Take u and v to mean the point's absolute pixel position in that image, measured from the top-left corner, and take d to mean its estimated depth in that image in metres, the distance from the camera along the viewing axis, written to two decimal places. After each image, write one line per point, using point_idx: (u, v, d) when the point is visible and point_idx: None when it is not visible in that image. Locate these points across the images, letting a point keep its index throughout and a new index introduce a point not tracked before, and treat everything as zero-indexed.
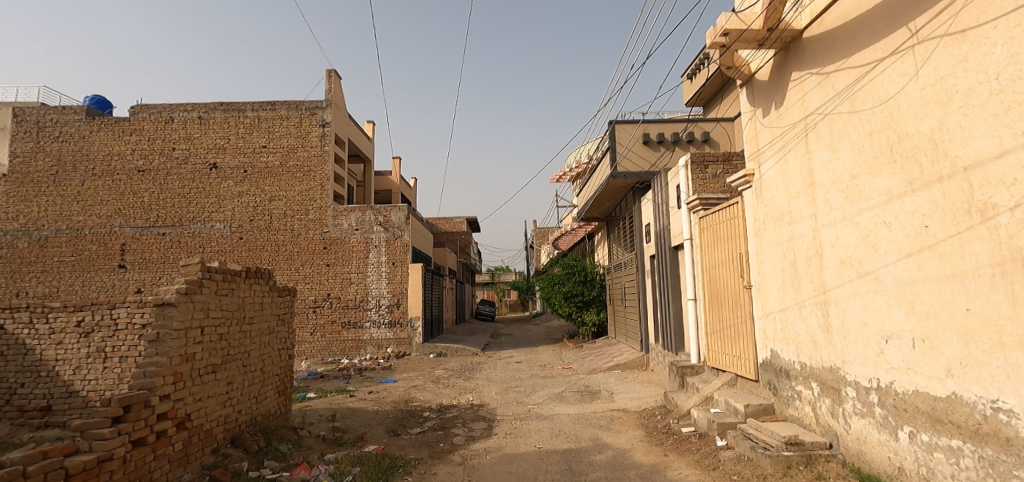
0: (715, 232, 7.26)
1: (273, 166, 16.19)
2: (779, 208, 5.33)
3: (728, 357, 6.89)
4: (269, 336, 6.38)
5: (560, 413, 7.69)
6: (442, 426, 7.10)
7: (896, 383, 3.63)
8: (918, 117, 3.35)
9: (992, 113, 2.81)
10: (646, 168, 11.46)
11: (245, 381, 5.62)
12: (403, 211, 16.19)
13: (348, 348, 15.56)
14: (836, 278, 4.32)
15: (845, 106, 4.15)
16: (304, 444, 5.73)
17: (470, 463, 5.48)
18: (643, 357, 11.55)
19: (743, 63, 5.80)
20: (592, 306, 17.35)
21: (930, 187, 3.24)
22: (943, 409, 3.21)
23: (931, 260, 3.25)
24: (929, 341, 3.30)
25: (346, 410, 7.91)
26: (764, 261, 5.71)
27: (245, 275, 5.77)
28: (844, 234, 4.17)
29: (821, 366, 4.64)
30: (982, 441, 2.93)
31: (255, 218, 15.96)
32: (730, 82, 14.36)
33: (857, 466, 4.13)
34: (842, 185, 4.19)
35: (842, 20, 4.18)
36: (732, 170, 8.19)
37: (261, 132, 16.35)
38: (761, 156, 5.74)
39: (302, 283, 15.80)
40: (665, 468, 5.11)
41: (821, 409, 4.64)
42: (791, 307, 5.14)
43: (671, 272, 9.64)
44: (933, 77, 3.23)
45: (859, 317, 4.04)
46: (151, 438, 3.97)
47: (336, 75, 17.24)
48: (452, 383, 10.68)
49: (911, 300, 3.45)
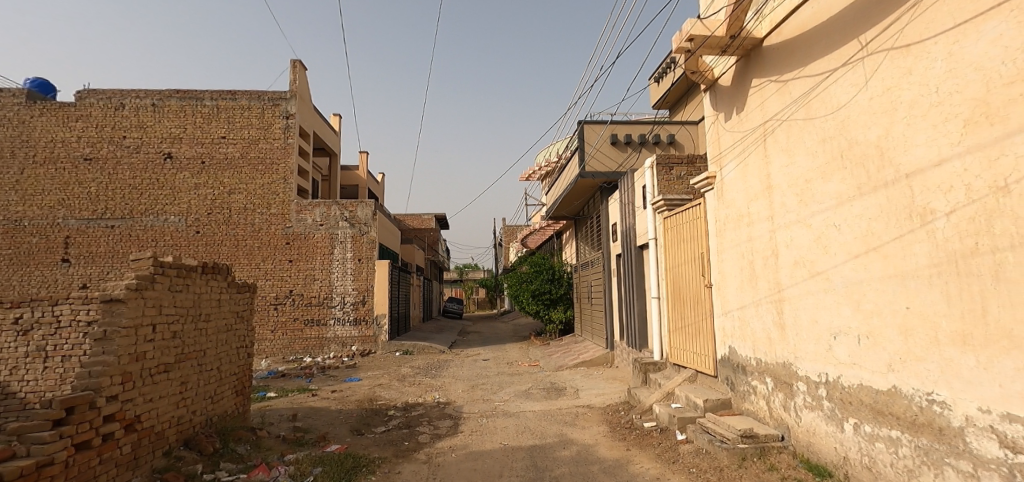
0: (679, 232, 7.45)
1: (232, 158, 15.64)
2: (738, 210, 5.52)
3: (689, 354, 7.08)
4: (226, 334, 6.12)
5: (526, 410, 7.75)
6: (407, 424, 7.04)
7: (842, 377, 3.83)
8: (866, 126, 3.53)
9: (932, 123, 2.99)
10: (614, 169, 11.65)
11: (199, 380, 5.41)
12: (369, 206, 15.87)
13: (311, 346, 15.19)
14: (790, 278, 4.51)
15: (801, 113, 4.32)
16: (264, 446, 5.59)
17: (435, 461, 5.45)
18: (608, 355, 11.80)
19: (707, 68, 5.98)
20: (560, 304, 17.50)
21: (876, 192, 3.42)
22: (884, 401, 3.40)
23: (876, 262, 3.43)
24: (873, 337, 3.49)
25: (307, 409, 7.74)
26: (724, 261, 5.91)
27: (201, 270, 5.55)
28: (798, 235, 4.36)
29: (775, 362, 4.83)
30: (918, 431, 3.13)
31: (212, 212, 15.40)
32: (695, 87, 14.76)
33: (806, 456, 4.32)
34: (797, 188, 4.37)
35: (800, 30, 4.36)
36: (695, 172, 8.41)
37: (220, 122, 15.76)
38: (722, 159, 5.92)
39: (263, 280, 15.33)
40: (628, 462, 5.23)
41: (774, 403, 4.84)
42: (748, 305, 5.34)
43: (636, 271, 9.86)
44: (881, 87, 3.40)
45: (810, 315, 4.23)
46: (96, 442, 3.79)
47: (302, 65, 16.76)
48: (418, 381, 10.60)
49: (858, 299, 3.64)
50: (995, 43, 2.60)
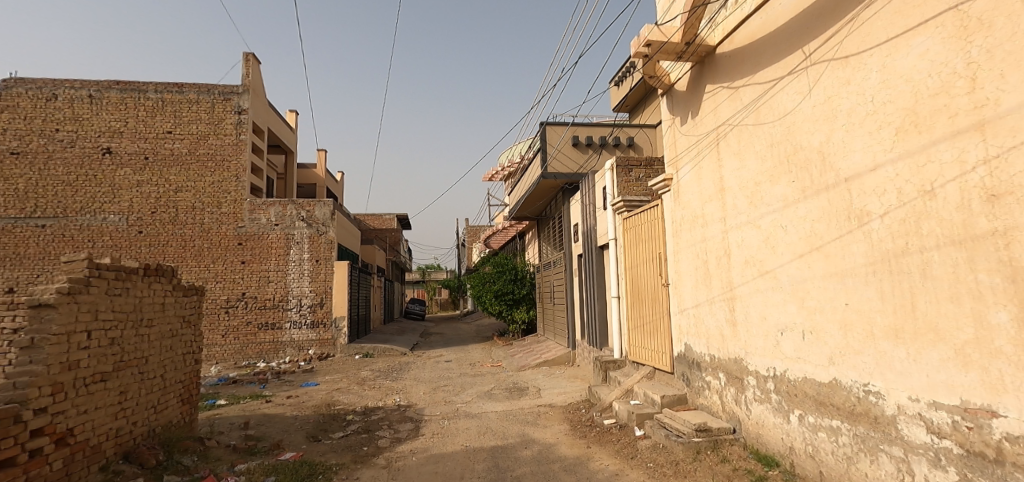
0: (637, 233, 7.63)
1: (179, 154, 14.90)
2: (693, 211, 5.69)
3: (647, 351, 7.25)
4: (171, 340, 5.81)
5: (488, 411, 7.74)
6: (366, 429, 6.89)
7: (789, 371, 4.00)
8: (810, 132, 3.71)
9: (868, 131, 3.17)
10: (575, 170, 11.81)
11: (141, 389, 5.12)
12: (327, 206, 15.45)
13: (266, 351, 14.64)
14: (741, 277, 4.69)
15: (751, 119, 4.50)
16: (212, 456, 5.35)
17: (395, 466, 5.36)
18: (570, 354, 11.95)
19: (664, 73, 6.14)
20: (523, 304, 17.56)
21: (819, 195, 3.61)
22: (826, 393, 3.59)
23: (818, 261, 3.62)
24: (816, 333, 3.67)
25: (261, 416, 7.45)
26: (680, 260, 6.08)
27: (143, 273, 5.26)
28: (749, 236, 4.54)
29: (727, 358, 5.02)
30: (856, 420, 3.31)
31: (157, 210, 14.62)
32: (653, 91, 15.15)
33: (756, 448, 4.50)
34: (747, 191, 4.55)
35: (750, 39, 4.55)
36: (653, 174, 8.64)
37: (165, 116, 14.98)
38: (678, 162, 6.10)
39: (213, 282, 14.67)
40: (588, 459, 5.31)
41: (726, 397, 5.02)
42: (703, 303, 5.52)
43: (597, 271, 10.03)
44: (823, 96, 3.59)
45: (759, 312, 4.41)
46: (23, 458, 3.53)
47: (255, 58, 16.16)
48: (379, 384, 10.41)
49: (802, 296, 3.82)
50: (923, 57, 2.79)
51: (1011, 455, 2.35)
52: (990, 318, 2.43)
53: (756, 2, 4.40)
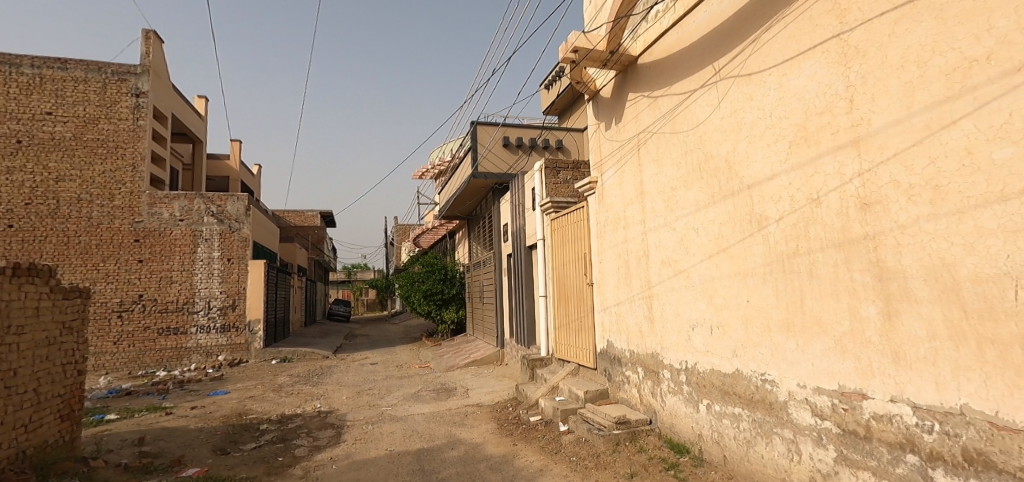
0: (564, 234, 7.83)
1: (61, 138, 13.25)
2: (616, 213, 5.94)
3: (572, 348, 7.46)
4: (48, 349, 5.15)
5: (415, 413, 7.59)
6: (282, 437, 6.53)
7: (699, 363, 4.29)
8: (719, 141, 3.99)
9: (767, 143, 3.47)
10: (505, 170, 11.91)
11: (7, 406, 4.49)
12: (242, 201, 14.49)
13: (167, 358, 13.37)
14: (658, 276, 4.96)
15: (668, 127, 4.77)
16: (98, 478, 4.82)
17: (313, 476, 5.11)
18: (498, 353, 12.02)
19: (590, 79, 6.37)
20: (452, 304, 17.43)
21: (726, 200, 3.90)
22: (730, 383, 3.88)
23: (725, 261, 3.91)
24: (722, 327, 3.97)
25: (160, 430, 6.80)
26: (604, 260, 6.32)
27: (11, 273, 4.62)
28: (665, 238, 4.81)
29: (645, 353, 5.28)
30: (754, 407, 3.62)
31: (32, 202, 12.90)
32: (581, 97, 15.65)
33: (669, 436, 4.78)
34: (665, 195, 4.82)
35: (667, 53, 4.82)
36: (580, 177, 8.90)
37: (45, 95, 13.27)
38: (603, 165, 6.33)
39: (103, 283, 13.19)
40: (514, 457, 5.38)
41: (644, 390, 5.28)
42: (624, 301, 5.77)
43: (525, 270, 10.18)
44: (730, 109, 3.88)
45: (674, 309, 4.68)
46: None
47: (157, 37, 14.74)
48: (298, 390, 9.88)
49: (711, 294, 4.11)
50: (812, 78, 3.10)
51: (878, 431, 2.67)
52: (863, 311, 2.74)
53: (673, 18, 4.68)
